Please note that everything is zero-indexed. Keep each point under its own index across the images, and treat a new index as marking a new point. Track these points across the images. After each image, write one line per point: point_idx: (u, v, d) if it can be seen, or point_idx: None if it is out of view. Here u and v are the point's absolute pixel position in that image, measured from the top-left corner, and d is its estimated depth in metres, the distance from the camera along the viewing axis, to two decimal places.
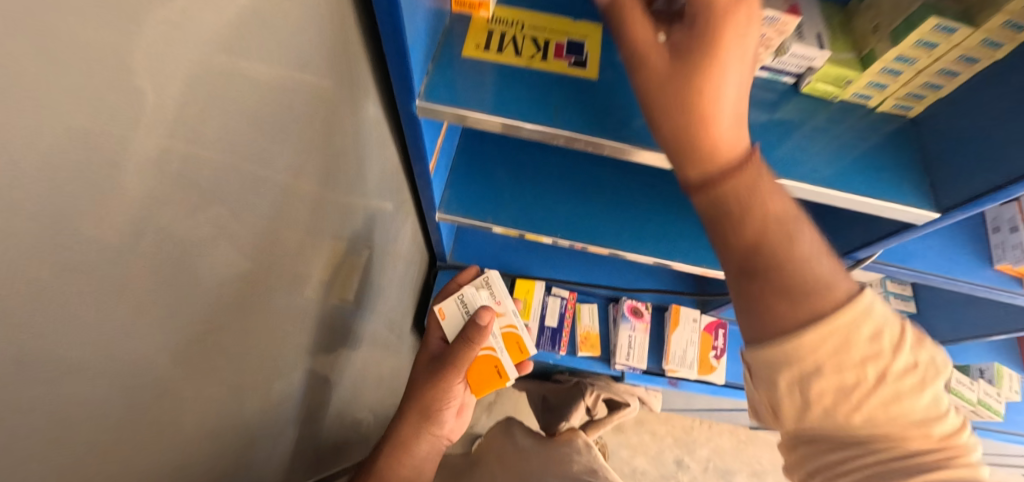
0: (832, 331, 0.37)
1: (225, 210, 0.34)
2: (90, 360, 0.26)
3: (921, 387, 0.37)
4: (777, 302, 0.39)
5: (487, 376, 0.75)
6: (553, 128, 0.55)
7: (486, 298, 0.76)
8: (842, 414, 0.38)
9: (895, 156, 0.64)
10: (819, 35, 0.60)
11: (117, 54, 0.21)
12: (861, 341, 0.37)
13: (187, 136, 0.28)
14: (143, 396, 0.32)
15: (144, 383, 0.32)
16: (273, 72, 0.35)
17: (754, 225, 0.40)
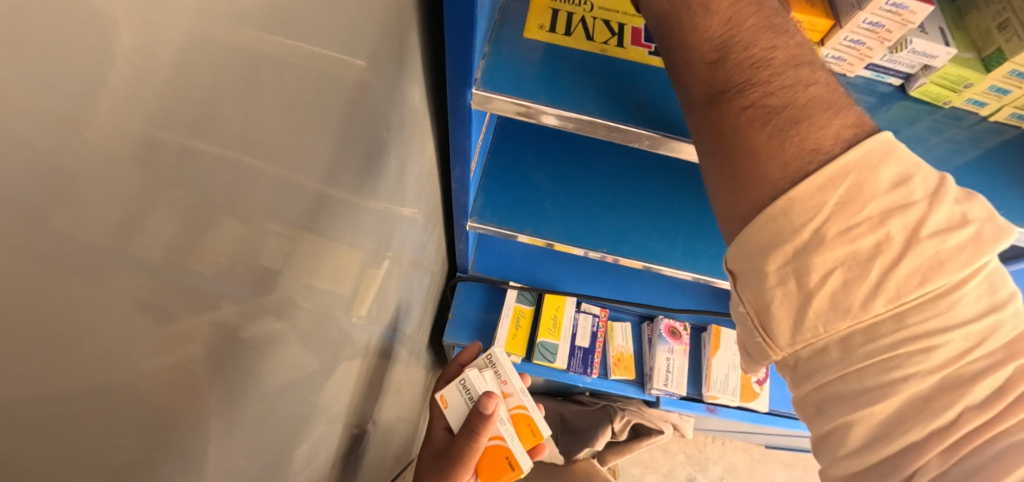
0: (848, 194, 0.32)
1: (248, 225, 0.27)
2: (70, 448, 0.18)
3: (967, 269, 0.31)
4: (769, 166, 0.34)
5: (497, 469, 0.58)
6: (629, 128, 0.48)
7: (488, 383, 0.60)
8: (867, 319, 0.32)
9: (1007, 171, 0.57)
10: (942, 29, 0.51)
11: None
12: (879, 198, 0.32)
13: (203, 127, 0.20)
14: (142, 476, 0.24)
15: (146, 457, 0.24)
16: (319, 48, 0.29)
17: (767, 128, 0.34)
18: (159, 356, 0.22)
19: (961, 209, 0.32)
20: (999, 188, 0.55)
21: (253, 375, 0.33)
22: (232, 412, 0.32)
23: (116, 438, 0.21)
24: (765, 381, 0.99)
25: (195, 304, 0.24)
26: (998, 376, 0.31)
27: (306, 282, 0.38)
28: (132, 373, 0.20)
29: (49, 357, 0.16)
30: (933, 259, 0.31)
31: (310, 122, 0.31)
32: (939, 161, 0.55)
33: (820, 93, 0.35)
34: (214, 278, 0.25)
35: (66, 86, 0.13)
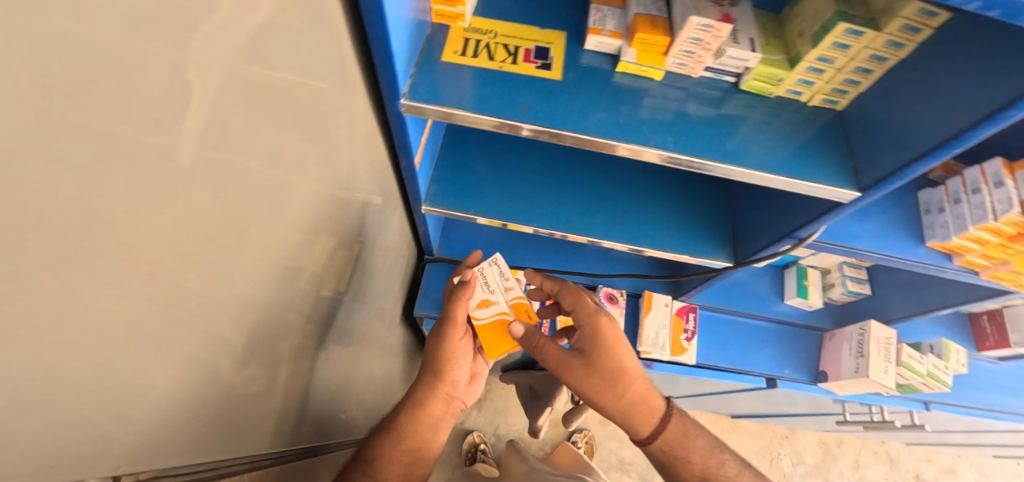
0: None
1: (242, 186, 0.45)
2: (144, 287, 0.36)
3: None
4: None
5: (497, 341, 0.81)
6: (518, 122, 0.65)
7: (496, 274, 0.85)
8: None
9: (823, 142, 0.73)
10: (751, 39, 0.68)
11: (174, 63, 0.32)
12: None
13: (215, 121, 0.38)
14: (179, 329, 0.41)
15: (180, 317, 0.41)
16: (286, 82, 0.47)
17: None
18: (191, 262, 0.40)
19: None
20: (816, 155, 0.71)
21: (246, 290, 0.51)
22: (236, 318, 0.50)
23: (162, 292, 0.38)
24: (693, 338, 1.15)
25: (212, 234, 0.42)
26: None
27: (283, 234, 0.56)
28: (170, 252, 0.37)
29: (142, 239, 0.34)
30: None
31: (282, 124, 0.49)
32: (768, 137, 0.73)
33: None
34: (223, 222, 0.43)
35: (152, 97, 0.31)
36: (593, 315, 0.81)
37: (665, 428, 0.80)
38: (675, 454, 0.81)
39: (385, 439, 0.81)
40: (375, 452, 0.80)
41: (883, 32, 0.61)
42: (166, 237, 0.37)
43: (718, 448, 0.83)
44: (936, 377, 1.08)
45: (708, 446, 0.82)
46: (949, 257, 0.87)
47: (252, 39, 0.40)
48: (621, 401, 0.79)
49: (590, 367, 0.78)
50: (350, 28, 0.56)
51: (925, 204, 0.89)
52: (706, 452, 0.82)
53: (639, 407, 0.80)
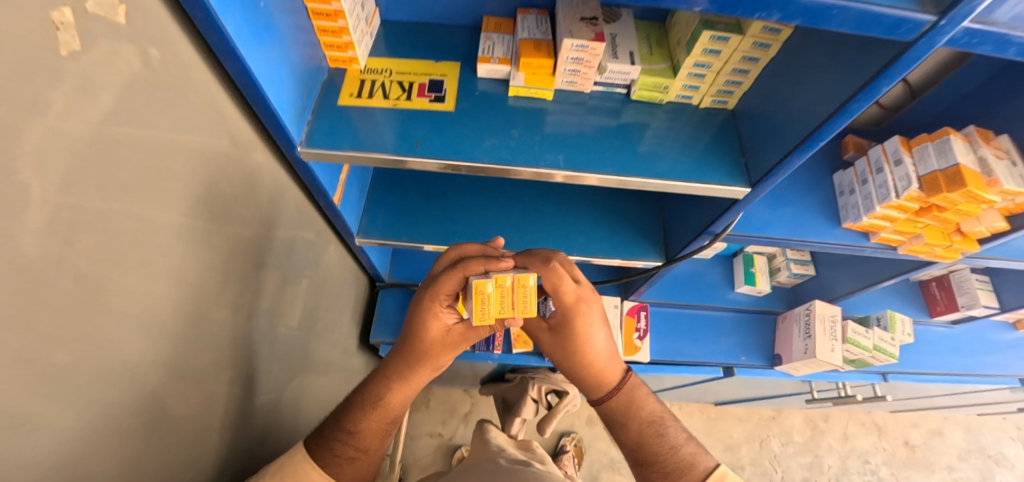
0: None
1: (121, 257, 0.47)
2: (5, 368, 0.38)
3: None
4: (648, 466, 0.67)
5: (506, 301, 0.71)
6: (411, 157, 0.68)
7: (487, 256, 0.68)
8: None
9: (718, 141, 0.75)
10: (631, 52, 0.71)
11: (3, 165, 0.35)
12: None
13: (72, 204, 0.41)
14: (60, 400, 0.44)
15: (61, 389, 0.44)
16: (161, 150, 0.50)
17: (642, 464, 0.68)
18: (68, 339, 0.43)
19: None
20: (710, 155, 0.74)
21: (148, 350, 0.53)
22: (142, 381, 0.53)
23: (29, 369, 0.40)
24: (645, 337, 1.18)
25: (89, 310, 0.45)
26: None
27: (187, 291, 0.58)
28: (31, 332, 0.40)
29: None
30: None
31: (163, 190, 0.51)
32: (664, 143, 0.75)
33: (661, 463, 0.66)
34: (103, 297, 0.46)
35: None
36: (574, 304, 0.66)
37: (619, 396, 0.71)
38: (617, 418, 0.71)
39: (370, 412, 0.70)
40: (358, 426, 0.69)
41: (747, 35, 0.64)
42: (28, 321, 0.40)
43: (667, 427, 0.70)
44: (883, 350, 1.11)
45: (660, 415, 0.71)
46: (865, 236, 0.90)
47: (104, 122, 0.43)
48: (586, 370, 0.71)
49: (556, 340, 0.70)
50: (229, 92, 0.59)
51: (839, 186, 0.91)
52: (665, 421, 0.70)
53: (597, 378, 0.72)
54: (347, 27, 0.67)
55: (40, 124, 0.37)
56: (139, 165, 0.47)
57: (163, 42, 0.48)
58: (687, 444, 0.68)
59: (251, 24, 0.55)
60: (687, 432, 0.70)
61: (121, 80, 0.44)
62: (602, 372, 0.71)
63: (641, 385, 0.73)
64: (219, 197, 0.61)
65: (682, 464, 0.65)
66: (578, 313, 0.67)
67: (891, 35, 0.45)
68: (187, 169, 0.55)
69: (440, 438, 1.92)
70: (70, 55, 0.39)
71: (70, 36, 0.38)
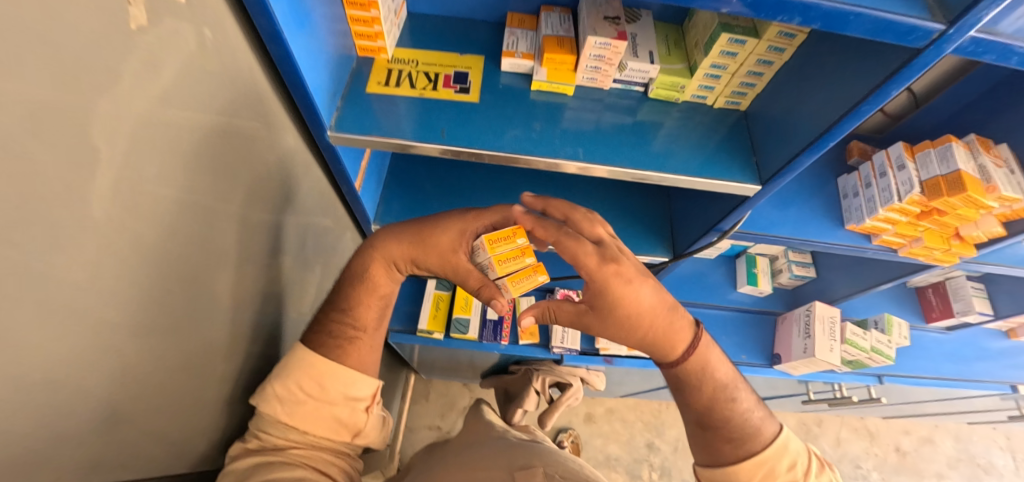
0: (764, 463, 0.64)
1: (166, 227, 0.49)
2: (62, 324, 0.40)
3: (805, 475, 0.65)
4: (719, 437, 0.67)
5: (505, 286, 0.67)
6: (437, 145, 0.71)
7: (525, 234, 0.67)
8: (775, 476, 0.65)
9: (730, 141, 0.78)
10: (651, 51, 0.74)
11: (77, 130, 0.37)
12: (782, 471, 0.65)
13: (131, 173, 0.43)
14: (105, 359, 0.46)
15: (107, 348, 0.46)
16: (206, 126, 0.52)
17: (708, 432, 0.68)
18: (117, 301, 0.46)
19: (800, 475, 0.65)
20: (721, 154, 0.76)
21: (182, 319, 0.56)
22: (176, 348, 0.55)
23: (82, 327, 0.43)
24: None
25: (138, 274, 0.47)
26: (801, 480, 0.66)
27: (219, 264, 0.60)
28: (87, 291, 0.42)
29: (55, 281, 0.39)
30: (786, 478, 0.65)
31: (206, 165, 0.54)
32: (679, 140, 0.77)
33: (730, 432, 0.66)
34: (149, 264, 0.48)
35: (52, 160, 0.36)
36: (600, 266, 0.60)
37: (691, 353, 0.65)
38: (692, 379, 0.67)
39: (361, 289, 0.71)
40: (352, 302, 0.71)
41: (763, 39, 0.67)
42: (86, 280, 0.42)
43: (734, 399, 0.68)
44: (880, 351, 1.14)
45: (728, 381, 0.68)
46: (867, 238, 0.93)
47: (160, 96, 0.45)
48: (654, 338, 0.64)
49: (600, 319, 0.62)
50: (268, 74, 0.61)
51: (843, 189, 0.94)
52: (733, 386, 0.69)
53: (665, 341, 0.64)
54: (379, 17, 0.69)
55: (109, 94, 0.39)
56: (186, 139, 0.50)
57: (215, 23, 0.50)
58: (752, 413, 0.68)
59: (293, 9, 0.57)
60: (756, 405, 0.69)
61: (179, 57, 0.46)
62: (664, 339, 0.64)
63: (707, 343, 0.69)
64: (253, 175, 0.64)
65: (749, 434, 0.66)
66: (609, 278, 0.60)
67: (902, 42, 0.48)
68: (226, 147, 0.57)
69: (439, 431, 1.94)
70: (138, 29, 0.41)
71: (139, 11, 0.41)
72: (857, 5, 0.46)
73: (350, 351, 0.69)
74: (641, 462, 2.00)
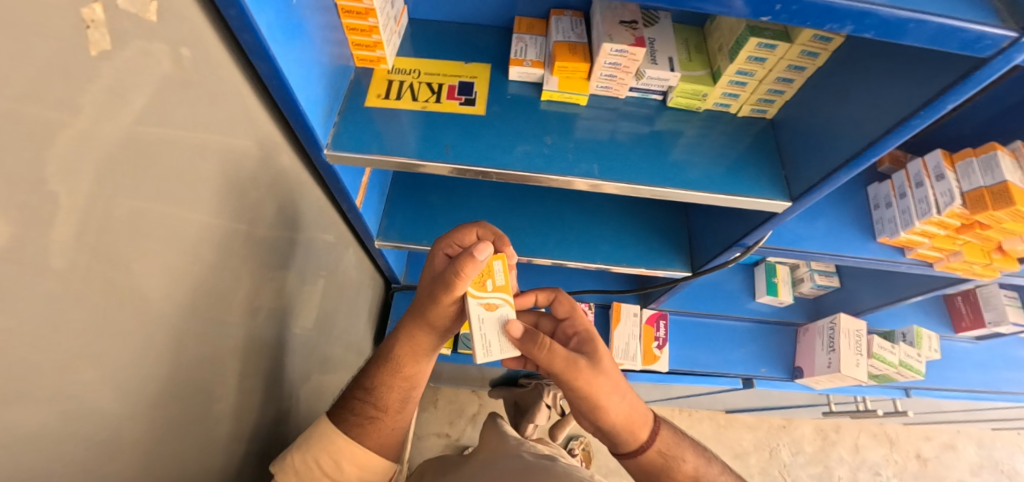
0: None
1: (146, 267, 0.45)
2: (27, 387, 0.37)
3: None
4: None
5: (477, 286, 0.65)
6: (441, 163, 0.66)
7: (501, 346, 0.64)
8: None
9: (757, 152, 0.72)
10: (671, 58, 0.69)
11: (30, 175, 0.33)
12: None
13: (99, 213, 0.39)
14: (83, 416, 0.42)
15: (83, 405, 0.42)
16: (187, 154, 0.48)
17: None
18: (92, 353, 0.42)
19: None
20: (748, 166, 0.71)
21: (170, 361, 0.52)
22: (162, 394, 0.51)
23: (53, 386, 0.39)
24: (665, 346, 1.16)
25: (112, 321, 0.43)
26: None
27: (209, 298, 0.56)
28: (55, 347, 0.38)
29: (14, 341, 0.35)
30: None
31: (188, 196, 0.49)
32: (700, 152, 0.72)
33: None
34: (127, 308, 0.44)
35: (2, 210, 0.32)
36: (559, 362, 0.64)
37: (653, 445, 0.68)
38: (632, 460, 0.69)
39: (385, 371, 0.69)
40: (375, 381, 0.69)
41: (795, 44, 0.61)
42: (54, 335, 0.38)
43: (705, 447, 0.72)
44: (909, 366, 1.09)
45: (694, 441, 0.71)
46: (901, 251, 0.87)
47: (133, 128, 0.41)
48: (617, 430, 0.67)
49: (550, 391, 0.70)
50: (258, 92, 0.56)
51: (873, 199, 0.89)
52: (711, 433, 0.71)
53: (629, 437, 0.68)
54: (377, 26, 0.65)
55: (68, 132, 0.35)
56: (164, 170, 0.45)
57: (194, 42, 0.46)
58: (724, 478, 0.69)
59: (282, 21, 0.53)
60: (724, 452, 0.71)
61: (152, 83, 0.42)
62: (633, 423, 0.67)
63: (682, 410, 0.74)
64: (244, 201, 0.59)
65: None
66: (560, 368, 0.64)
67: (966, 52, 0.43)
68: (212, 174, 0.53)
69: (447, 438, 1.90)
70: (100, 55, 0.37)
71: (101, 36, 0.36)
72: (919, 11, 0.41)
73: (411, 395, 0.69)
74: None
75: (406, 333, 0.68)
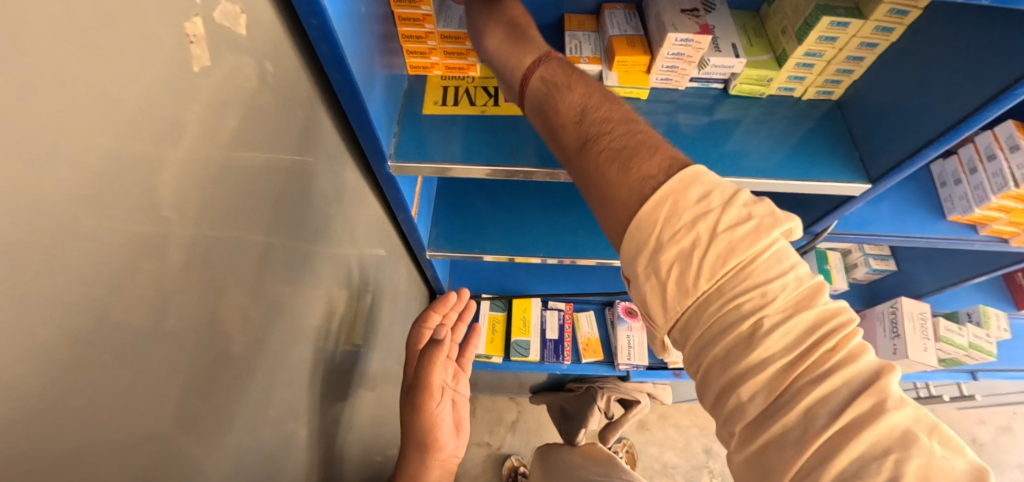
0: (791, 345, 0.32)
1: (236, 289, 0.44)
2: (142, 420, 0.36)
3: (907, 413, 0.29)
4: (719, 355, 0.33)
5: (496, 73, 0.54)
6: (507, 167, 0.65)
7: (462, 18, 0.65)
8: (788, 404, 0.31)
9: (828, 135, 0.70)
10: (734, 44, 0.67)
11: (145, 199, 0.32)
12: (806, 355, 0.31)
13: (199, 236, 0.38)
14: (185, 447, 0.41)
15: (185, 435, 0.41)
16: (267, 172, 0.47)
17: (716, 349, 0.33)
18: (193, 380, 0.40)
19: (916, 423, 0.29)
20: (822, 150, 0.68)
21: (255, 384, 0.50)
22: (248, 419, 0.50)
23: (162, 418, 0.38)
24: None
25: (208, 347, 0.42)
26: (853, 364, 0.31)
27: (285, 319, 0.55)
28: (165, 376, 0.37)
29: (135, 371, 0.34)
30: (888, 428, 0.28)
31: (266, 216, 0.48)
32: (765, 139, 0.70)
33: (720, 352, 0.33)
34: (220, 331, 0.43)
35: (123, 240, 0.31)
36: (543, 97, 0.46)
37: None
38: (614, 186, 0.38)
39: None
40: None
41: (870, 20, 0.59)
42: (164, 365, 0.37)
43: (734, 283, 0.33)
44: (980, 347, 1.05)
45: (712, 288, 0.34)
46: (973, 229, 0.84)
47: (226, 146, 0.40)
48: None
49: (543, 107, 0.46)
50: (326, 104, 0.55)
51: (940, 176, 0.86)
52: (731, 257, 0.33)
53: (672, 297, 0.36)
54: (434, 32, 0.64)
55: (174, 153, 0.34)
56: (250, 190, 0.44)
57: (277, 55, 0.45)
58: None
59: (352, 31, 0.52)
60: (832, 421, 0.29)
61: (241, 97, 0.41)
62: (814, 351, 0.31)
63: (680, 260, 0.34)
64: (314, 217, 0.58)
65: None
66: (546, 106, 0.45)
67: None
68: (287, 192, 0.51)
69: (489, 448, 1.88)
70: (201, 71, 0.36)
71: (202, 51, 0.35)
72: None
73: None
74: (700, 469, 1.92)
75: (411, 462, 0.79)
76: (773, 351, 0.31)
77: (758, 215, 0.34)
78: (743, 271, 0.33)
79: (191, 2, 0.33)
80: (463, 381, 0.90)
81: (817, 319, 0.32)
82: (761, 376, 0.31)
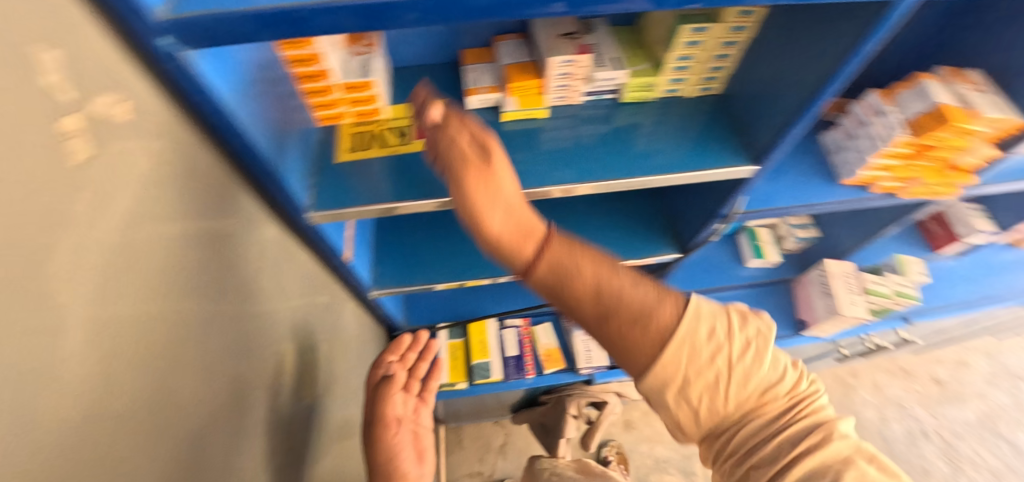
0: (679, 341, 0.50)
1: (153, 366, 0.45)
2: None
3: (760, 358, 0.51)
4: (629, 341, 0.51)
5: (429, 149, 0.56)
6: (419, 200, 0.68)
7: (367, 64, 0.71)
8: (720, 405, 0.51)
9: (713, 126, 0.76)
10: (615, 57, 0.72)
11: (38, 297, 0.32)
12: (703, 340, 0.50)
13: (103, 321, 0.38)
14: None
15: None
16: (171, 245, 0.48)
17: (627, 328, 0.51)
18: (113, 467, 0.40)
19: (808, 396, 0.52)
20: (709, 141, 0.75)
21: (187, 457, 0.50)
22: None
23: None
24: None
25: (127, 429, 0.42)
26: (766, 379, 0.51)
27: (215, 387, 0.55)
28: (81, 467, 0.37)
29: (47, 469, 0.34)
30: (798, 380, 0.53)
31: (177, 288, 0.48)
32: (657, 138, 0.75)
33: (628, 330, 0.51)
34: (144, 409, 0.44)
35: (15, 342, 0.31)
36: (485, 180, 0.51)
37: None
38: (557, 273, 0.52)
39: None
40: None
41: (724, 22, 0.66)
42: (78, 457, 0.37)
43: (721, 354, 0.50)
44: (904, 294, 1.13)
45: (718, 356, 0.51)
46: (865, 189, 0.92)
47: (120, 228, 0.40)
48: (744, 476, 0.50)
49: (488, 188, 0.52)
50: (228, 168, 0.57)
51: (828, 145, 0.94)
52: (636, 288, 0.52)
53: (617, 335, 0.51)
54: (332, 84, 0.67)
55: (62, 246, 0.35)
56: (153, 266, 0.45)
57: (169, 134, 0.47)
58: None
59: (241, 96, 0.54)
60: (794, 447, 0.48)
61: (132, 178, 0.42)
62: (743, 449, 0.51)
63: (638, 318, 0.51)
64: (235, 279, 0.59)
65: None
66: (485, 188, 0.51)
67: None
68: (198, 259, 0.52)
69: (479, 476, 1.86)
70: (84, 162, 0.37)
71: (81, 144, 0.36)
72: None
73: None
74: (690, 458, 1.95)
75: None
76: (722, 358, 0.51)
77: (753, 334, 0.52)
78: (695, 343, 0.50)
79: (63, 100, 0.35)
80: (425, 412, 0.91)
81: (748, 329, 0.52)
82: (740, 383, 0.51)
